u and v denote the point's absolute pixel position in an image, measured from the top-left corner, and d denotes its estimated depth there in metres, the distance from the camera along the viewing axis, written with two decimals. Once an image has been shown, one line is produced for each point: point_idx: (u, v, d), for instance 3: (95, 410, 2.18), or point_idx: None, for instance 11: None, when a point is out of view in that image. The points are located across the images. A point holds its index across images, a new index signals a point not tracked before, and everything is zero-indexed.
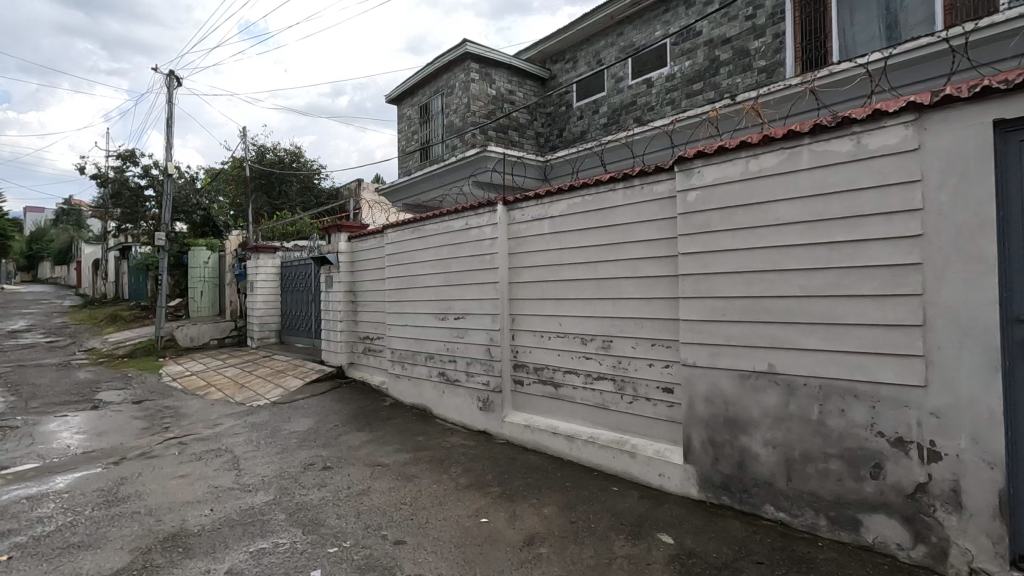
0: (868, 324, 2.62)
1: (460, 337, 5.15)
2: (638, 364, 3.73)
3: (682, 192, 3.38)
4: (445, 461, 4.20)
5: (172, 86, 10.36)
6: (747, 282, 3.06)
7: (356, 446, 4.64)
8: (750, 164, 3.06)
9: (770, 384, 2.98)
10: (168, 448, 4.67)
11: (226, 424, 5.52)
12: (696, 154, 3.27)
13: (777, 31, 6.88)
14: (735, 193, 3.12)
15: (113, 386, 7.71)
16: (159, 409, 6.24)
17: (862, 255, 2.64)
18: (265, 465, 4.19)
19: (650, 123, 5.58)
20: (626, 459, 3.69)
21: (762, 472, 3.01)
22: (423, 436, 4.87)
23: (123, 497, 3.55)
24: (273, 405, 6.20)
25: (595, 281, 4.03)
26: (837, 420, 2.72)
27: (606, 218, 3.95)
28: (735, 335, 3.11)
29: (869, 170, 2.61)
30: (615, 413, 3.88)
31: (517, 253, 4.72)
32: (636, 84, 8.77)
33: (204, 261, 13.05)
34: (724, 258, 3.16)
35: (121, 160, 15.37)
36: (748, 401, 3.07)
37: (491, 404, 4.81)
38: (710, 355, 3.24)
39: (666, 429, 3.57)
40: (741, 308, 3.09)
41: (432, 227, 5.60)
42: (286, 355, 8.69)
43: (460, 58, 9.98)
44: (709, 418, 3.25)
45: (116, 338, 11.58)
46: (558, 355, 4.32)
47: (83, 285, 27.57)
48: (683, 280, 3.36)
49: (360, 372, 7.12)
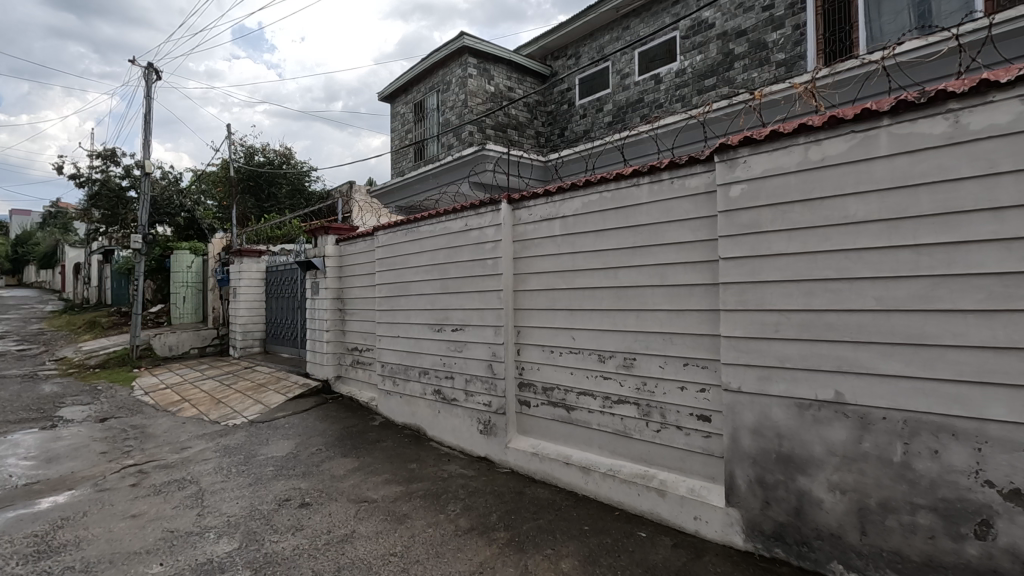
0: (970, 345, 2.12)
1: (458, 351, 4.62)
2: (667, 388, 3.21)
3: (723, 185, 2.88)
4: (442, 497, 3.65)
5: (150, 79, 9.78)
6: (805, 292, 2.57)
7: (340, 477, 4.07)
8: (810, 151, 2.56)
9: (837, 417, 2.46)
10: (123, 479, 4.08)
11: (195, 447, 4.94)
12: (742, 141, 2.78)
13: (797, 21, 6.43)
14: (792, 187, 2.62)
15: (78, 402, 7.06)
16: (124, 429, 5.63)
17: (961, 260, 2.14)
18: (232, 503, 3.61)
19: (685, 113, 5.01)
20: (653, 498, 3.17)
21: (827, 522, 2.50)
22: (417, 463, 4.32)
23: (57, 548, 2.98)
24: (250, 425, 5.62)
25: (614, 290, 3.52)
26: (927, 463, 2.22)
27: (628, 218, 3.45)
28: (793, 356, 2.61)
29: (970, 156, 2.12)
30: (639, 443, 3.37)
31: (523, 258, 4.20)
32: (642, 81, 8.31)
33: (188, 265, 12.37)
34: (778, 263, 2.66)
35: (101, 160, 14.70)
36: (809, 436, 2.55)
37: (492, 427, 4.28)
38: (760, 380, 2.73)
39: (702, 463, 3.06)
40: (799, 323, 2.59)
41: (427, 228, 5.07)
42: (270, 366, 8.10)
43: (457, 53, 9.49)
44: (758, 454, 2.73)
45: (89, 347, 10.91)
46: (572, 374, 3.79)
47: (65, 290, 26.91)
48: (725, 291, 2.86)
49: (348, 387, 6.56)
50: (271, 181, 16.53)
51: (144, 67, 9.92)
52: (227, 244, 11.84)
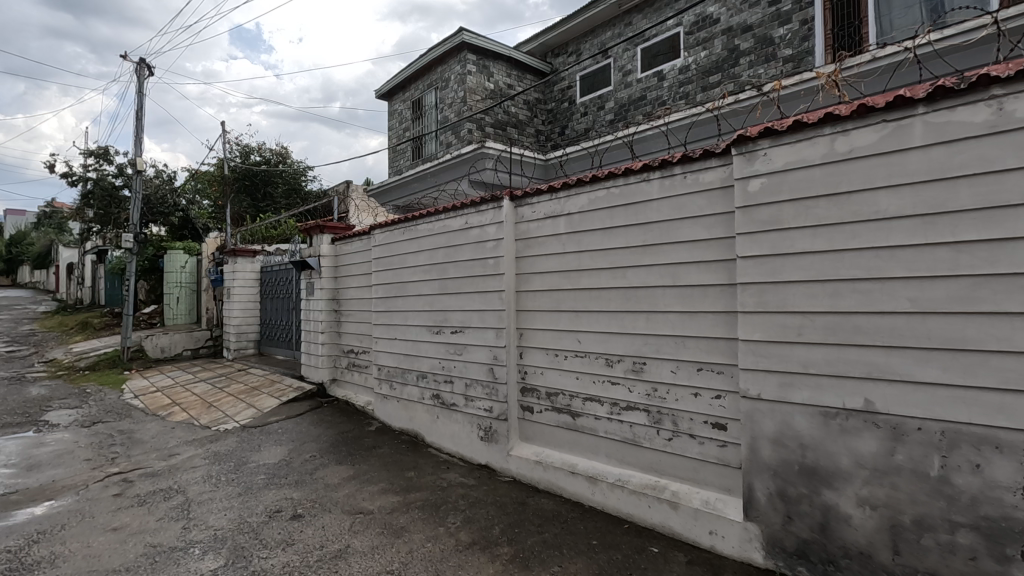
0: (1017, 351, 1.95)
1: (457, 355, 4.44)
2: (680, 394, 3.05)
3: (741, 179, 2.71)
4: (442, 508, 3.47)
5: (142, 75, 9.58)
6: (832, 293, 2.40)
7: (334, 486, 3.89)
8: (836, 142, 2.40)
9: (867, 427, 2.30)
10: (107, 489, 3.89)
11: (184, 454, 4.75)
12: (762, 133, 2.61)
13: (805, 16, 6.27)
14: (817, 180, 2.45)
15: (65, 405, 6.86)
16: (110, 434, 5.43)
17: (1006, 259, 1.97)
18: (219, 515, 3.42)
19: (701, 108, 4.88)
20: (664, 510, 3.01)
21: (855, 540, 2.33)
22: (415, 471, 4.14)
23: (31, 566, 2.79)
24: (242, 430, 5.43)
25: (623, 290, 3.35)
26: (967, 478, 2.05)
27: (638, 215, 3.28)
28: (818, 362, 2.44)
29: (1014, 146, 1.96)
30: (649, 451, 3.20)
31: (526, 257, 4.03)
32: (645, 78, 8.15)
33: (182, 265, 12.14)
34: (802, 262, 2.49)
35: (94, 158, 14.48)
36: (835, 447, 2.38)
37: (493, 434, 4.10)
38: (781, 387, 2.56)
39: (716, 473, 2.89)
40: (824, 327, 2.42)
41: (425, 226, 4.89)
42: (263, 369, 7.90)
43: (455, 49, 9.32)
44: (779, 466, 2.56)
45: (80, 348, 10.69)
46: (577, 379, 3.62)
47: (59, 290, 26.69)
48: (744, 292, 2.69)
49: (343, 390, 6.37)
50: (267, 181, 16.33)
51: (136, 62, 9.72)
52: (221, 243, 11.63)
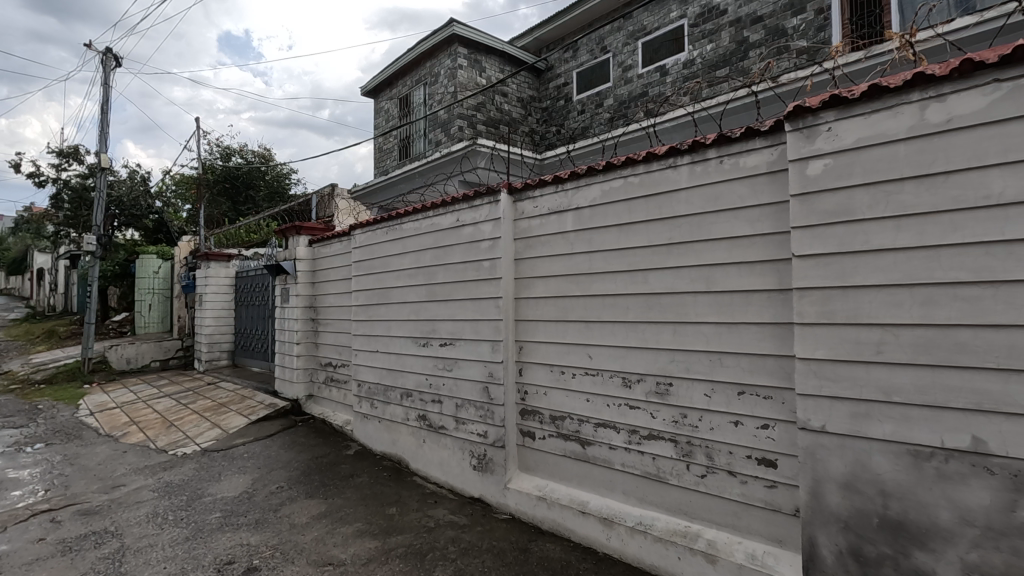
0: None
1: (446, 370, 3.90)
2: (715, 422, 2.53)
3: (799, 160, 2.21)
4: (428, 557, 2.90)
5: (108, 66, 8.95)
6: (924, 302, 1.89)
7: (301, 527, 3.30)
8: (928, 110, 1.90)
9: (976, 473, 1.78)
10: (27, 533, 3.27)
11: (132, 484, 4.13)
12: (826, 103, 2.11)
13: (820, 5, 5.84)
14: (900, 159, 1.96)
15: (9, 425, 6.17)
16: (51, 461, 4.78)
17: None
18: (155, 570, 2.83)
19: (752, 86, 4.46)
20: (699, 564, 2.47)
21: None
22: (396, 507, 3.57)
23: None
24: (202, 455, 4.81)
25: (644, 297, 2.83)
26: None
27: (662, 209, 2.76)
28: (906, 389, 1.92)
29: None
30: (676, 490, 2.67)
31: (527, 260, 3.50)
32: (647, 73, 7.69)
33: (155, 270, 11.44)
34: (880, 262, 1.99)
35: (63, 157, 13.76)
36: (931, 496, 1.87)
37: (488, 463, 3.55)
38: (854, 419, 2.04)
39: (764, 520, 2.37)
40: (914, 344, 1.91)
41: (410, 225, 4.35)
42: (235, 382, 7.27)
43: (445, 42, 8.85)
44: (852, 517, 2.04)
45: (38, 360, 9.92)
46: (588, 402, 3.08)
47: (31, 295, 25.80)
48: (803, 300, 2.18)
49: (320, 407, 5.78)
50: (249, 183, 15.67)
51: (103, 52, 9.10)
52: (194, 247, 10.96)
